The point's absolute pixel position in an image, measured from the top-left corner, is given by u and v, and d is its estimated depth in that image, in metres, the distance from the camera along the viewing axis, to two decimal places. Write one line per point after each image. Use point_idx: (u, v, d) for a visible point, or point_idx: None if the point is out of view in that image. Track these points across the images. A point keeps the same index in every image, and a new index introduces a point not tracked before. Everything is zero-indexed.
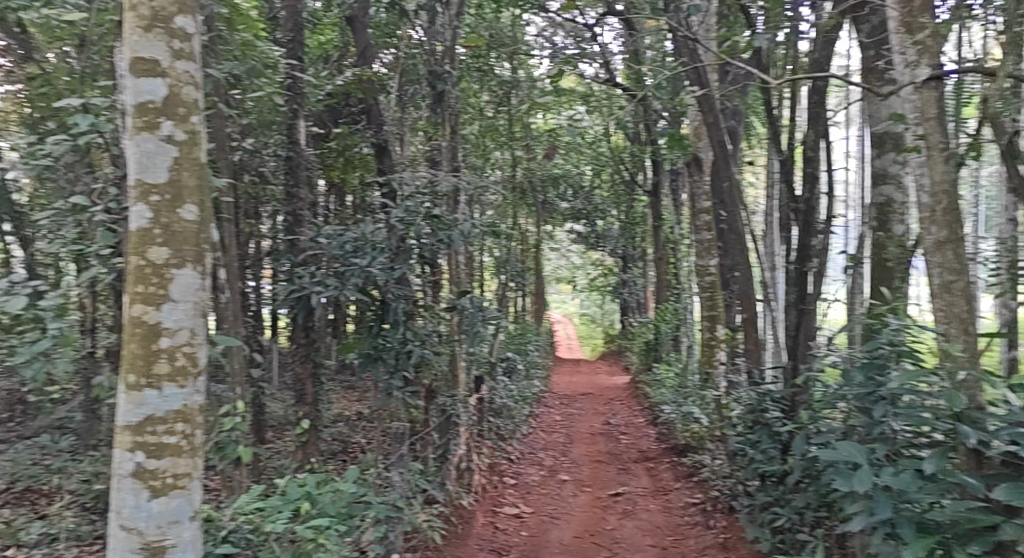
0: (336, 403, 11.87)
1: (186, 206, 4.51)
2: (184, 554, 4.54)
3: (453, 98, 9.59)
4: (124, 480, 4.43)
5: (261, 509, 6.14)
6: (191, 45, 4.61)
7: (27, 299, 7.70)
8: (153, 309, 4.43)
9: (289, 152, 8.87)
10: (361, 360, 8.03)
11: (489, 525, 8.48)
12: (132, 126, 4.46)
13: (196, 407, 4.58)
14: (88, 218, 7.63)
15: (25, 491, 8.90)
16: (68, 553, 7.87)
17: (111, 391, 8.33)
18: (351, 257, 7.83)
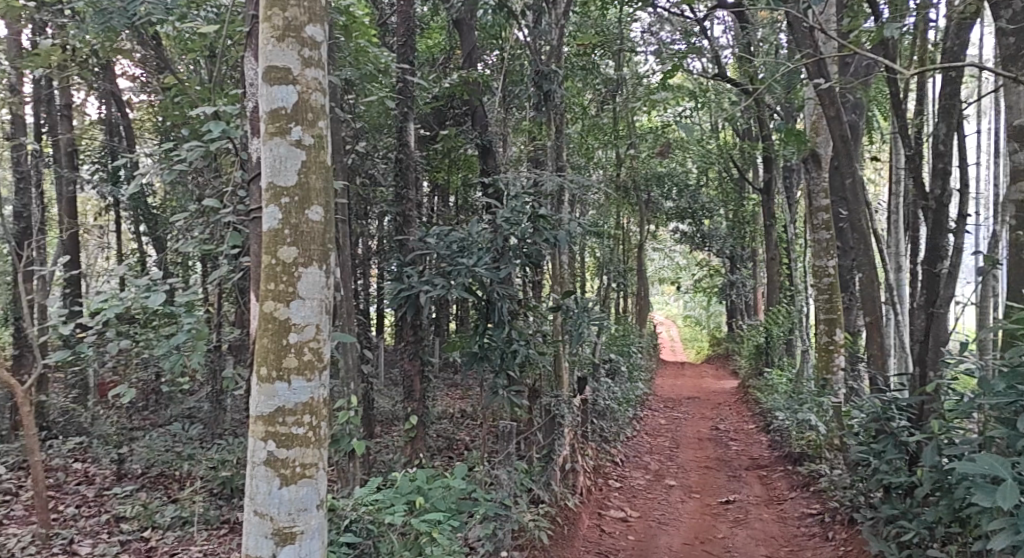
0: (442, 400, 12.07)
1: (313, 208, 4.68)
2: (312, 541, 4.71)
3: (559, 97, 9.43)
4: (257, 468, 4.64)
5: (377, 501, 6.32)
6: (320, 52, 4.78)
7: (163, 295, 8.19)
8: (283, 305, 4.63)
9: (399, 154, 8.88)
10: (467, 358, 8.14)
11: (595, 528, 8.45)
12: (265, 131, 4.68)
13: (322, 401, 4.75)
14: (218, 219, 8.05)
15: (159, 477, 9.58)
16: (199, 535, 8.31)
17: (237, 384, 8.77)
18: (458, 257, 7.92)
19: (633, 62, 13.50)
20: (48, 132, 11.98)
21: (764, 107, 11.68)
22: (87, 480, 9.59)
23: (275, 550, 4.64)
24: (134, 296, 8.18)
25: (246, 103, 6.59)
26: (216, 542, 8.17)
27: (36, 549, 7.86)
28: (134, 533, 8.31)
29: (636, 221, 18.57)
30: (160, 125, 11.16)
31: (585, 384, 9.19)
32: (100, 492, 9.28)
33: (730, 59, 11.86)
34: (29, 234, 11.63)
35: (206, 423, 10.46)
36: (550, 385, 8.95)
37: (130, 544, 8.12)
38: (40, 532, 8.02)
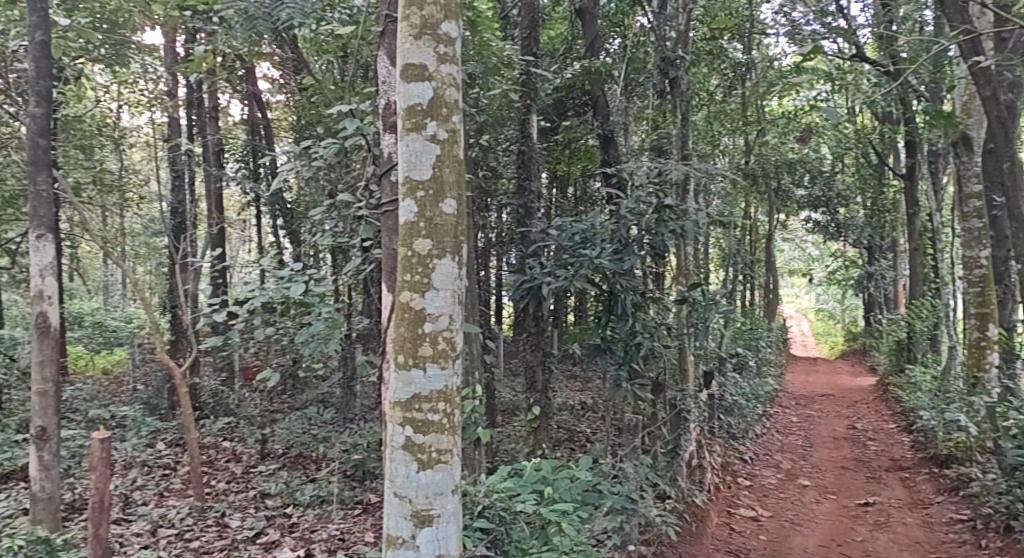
0: (564, 391, 12.10)
1: (446, 201, 4.77)
2: (449, 525, 4.82)
3: (686, 84, 9.21)
4: (396, 452, 4.78)
5: (509, 489, 6.40)
6: (455, 49, 4.86)
7: (303, 285, 8.59)
8: (419, 295, 4.75)
9: (521, 146, 8.95)
10: (591, 350, 8.13)
11: (724, 526, 8.28)
12: (401, 128, 4.80)
13: (456, 389, 4.84)
14: (352, 213, 8.34)
15: (299, 457, 10.04)
16: (336, 513, 8.64)
17: (370, 371, 9.09)
18: (581, 248, 7.91)
19: (762, 45, 13.07)
20: (197, 132, 12.75)
21: (908, 88, 11.05)
22: (235, 458, 10.27)
23: (414, 531, 4.78)
24: (276, 286, 8.66)
25: (379, 102, 6.83)
26: (352, 521, 8.47)
27: (193, 520, 8.46)
28: (278, 509, 8.76)
29: (765, 210, 17.96)
30: (297, 122, 11.66)
31: (712, 379, 8.97)
32: (246, 470, 9.89)
33: (868, 38, 11.25)
34: (183, 228, 12.48)
35: (339, 408, 10.91)
36: (675, 379, 8.81)
37: (274, 519, 8.54)
38: (197, 505, 8.66)
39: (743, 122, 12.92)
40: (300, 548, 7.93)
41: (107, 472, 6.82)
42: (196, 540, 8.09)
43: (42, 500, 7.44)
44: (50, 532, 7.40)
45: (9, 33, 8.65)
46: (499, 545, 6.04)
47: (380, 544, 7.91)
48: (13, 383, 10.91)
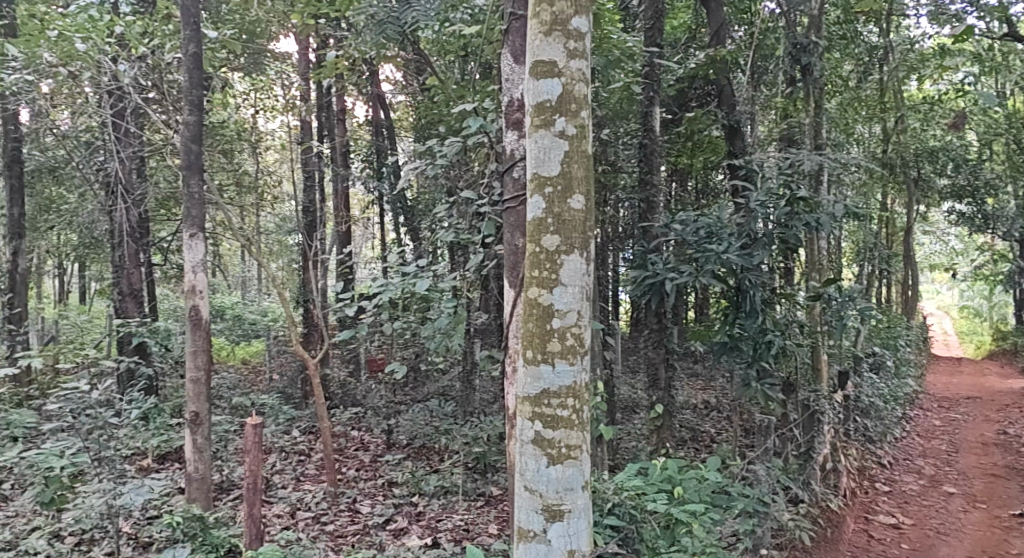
0: (688, 388, 11.89)
1: (575, 197, 4.76)
2: (579, 521, 4.80)
3: (821, 71, 8.79)
4: (525, 446, 4.80)
5: (639, 487, 6.33)
6: (585, 43, 4.83)
7: (429, 281, 8.80)
8: (547, 291, 4.75)
9: (643, 139, 8.85)
10: (718, 348, 7.97)
11: (862, 533, 7.93)
12: (530, 124, 4.81)
13: (585, 384, 4.81)
14: (476, 209, 8.47)
15: (422, 448, 10.28)
16: (460, 504, 8.79)
17: (494, 366, 9.21)
18: (706, 243, 7.76)
19: (901, 27, 12.44)
20: (326, 135, 13.26)
21: None
22: (363, 447, 10.61)
23: (545, 525, 4.78)
24: (403, 281, 8.93)
25: (502, 99, 6.87)
26: (476, 513, 8.59)
27: (327, 504, 8.79)
28: (405, 498, 8.98)
29: (902, 202, 17.08)
30: (420, 122, 11.93)
31: (847, 378, 8.58)
32: (374, 458, 10.21)
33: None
34: (315, 225, 12.99)
35: (460, 402, 11.09)
36: (806, 378, 8.51)
37: (402, 507, 8.76)
38: (330, 490, 9.00)
39: (879, 109, 12.33)
40: (427, 536, 8.10)
41: (258, 456, 7.27)
42: (331, 524, 8.38)
43: (195, 481, 7.91)
44: (204, 509, 7.86)
45: (164, 46, 9.30)
46: (631, 543, 5.94)
47: (504, 536, 8.00)
48: (165, 371, 11.65)
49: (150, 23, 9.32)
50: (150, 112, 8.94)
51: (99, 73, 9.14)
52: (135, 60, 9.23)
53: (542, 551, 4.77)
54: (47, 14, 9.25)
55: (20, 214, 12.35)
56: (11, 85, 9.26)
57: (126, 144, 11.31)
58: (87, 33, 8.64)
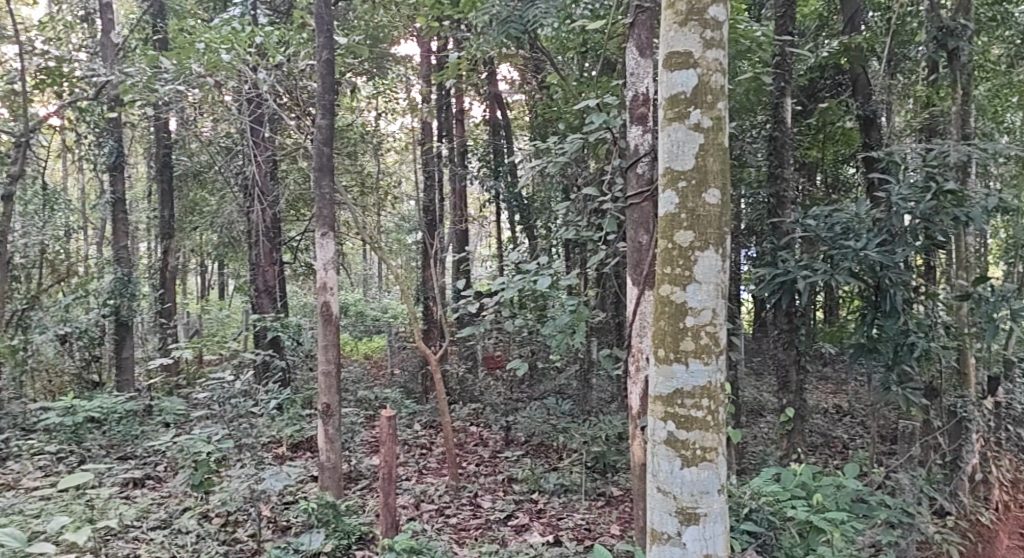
0: (819, 391, 11.46)
1: (710, 191, 4.63)
2: (715, 525, 4.66)
3: (970, 56, 8.22)
4: (658, 447, 4.71)
5: (777, 493, 6.18)
6: (722, 33, 4.69)
7: (551, 279, 8.78)
8: (680, 289, 4.64)
9: (773, 131, 8.56)
10: (855, 350, 7.64)
11: (1018, 550, 7.42)
12: (663, 117, 4.72)
13: (720, 385, 4.67)
14: (599, 206, 8.40)
15: (541, 445, 10.30)
16: (581, 503, 8.74)
17: (618, 365, 9.12)
18: (842, 240, 7.45)
19: None
20: (444, 135, 13.49)
21: None
22: (483, 442, 10.72)
23: (680, 528, 4.67)
24: (525, 279, 8.96)
25: (627, 94, 6.79)
26: (598, 512, 8.52)
27: (449, 497, 8.94)
28: (526, 494, 9.01)
29: None
30: (539, 120, 12.00)
31: (997, 383, 8.05)
32: (493, 454, 10.31)
33: None
34: (435, 224, 13.21)
35: (577, 401, 11.06)
36: (952, 383, 8.03)
37: (523, 504, 8.79)
38: (452, 484, 9.14)
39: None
40: (549, 533, 8.11)
41: (392, 447, 7.44)
42: (454, 517, 8.49)
43: (328, 469, 8.18)
44: (335, 497, 8.12)
45: (299, 54, 9.67)
46: (769, 550, 5.90)
47: (626, 537, 7.91)
48: (297, 363, 12.13)
49: (286, 32, 9.70)
50: (284, 118, 9.37)
51: (240, 81, 9.58)
52: (272, 68, 9.58)
53: (677, 554, 4.66)
54: (196, 29, 9.87)
55: (170, 215, 13.16)
56: (163, 96, 9.84)
57: (262, 148, 11.82)
58: (230, 44, 9.11)
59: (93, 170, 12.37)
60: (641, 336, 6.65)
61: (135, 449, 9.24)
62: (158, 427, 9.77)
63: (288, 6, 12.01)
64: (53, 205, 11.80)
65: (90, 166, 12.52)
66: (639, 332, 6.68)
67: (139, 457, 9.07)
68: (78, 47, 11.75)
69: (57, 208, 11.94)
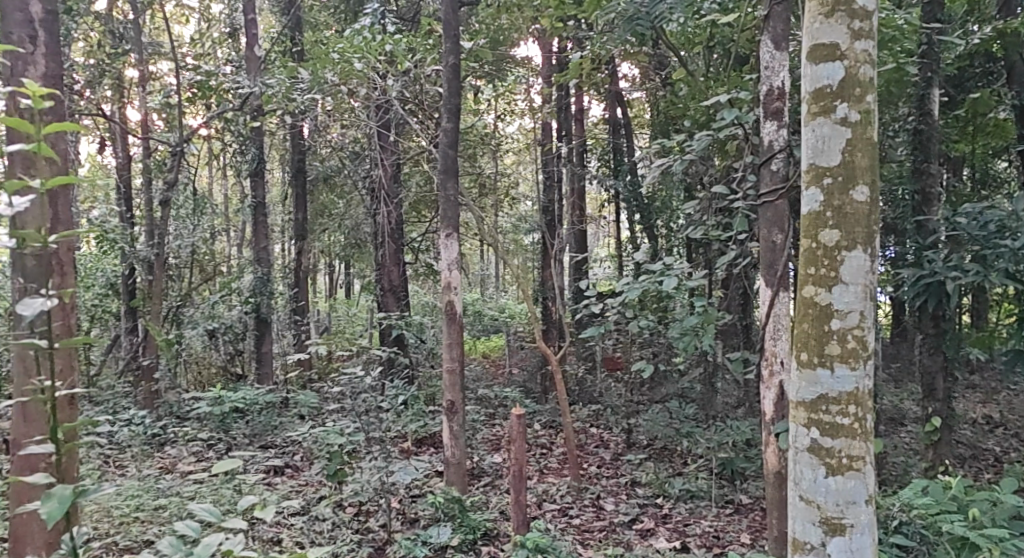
0: (963, 399, 10.86)
1: (858, 188, 4.42)
2: (863, 537, 4.45)
3: None
4: (801, 454, 4.54)
5: (928, 506, 5.93)
6: (872, 23, 4.48)
7: (679, 279, 8.62)
8: (825, 290, 4.47)
9: (918, 124, 8.21)
10: (1011, 357, 7.19)
11: None
12: (807, 112, 4.55)
13: (869, 392, 4.46)
14: (729, 205, 8.18)
15: (664, 450, 10.15)
16: (709, 510, 8.54)
17: (749, 369, 8.88)
18: (996, 240, 6.99)
19: None
20: (564, 135, 13.48)
21: None
22: (604, 444, 10.82)
23: (825, 539, 4.48)
24: (651, 279, 8.84)
25: (761, 89, 6.57)
26: (726, 520, 8.31)
27: (572, 498, 8.93)
28: (650, 499, 8.88)
29: None
30: (662, 117, 11.84)
31: None
32: (616, 457, 10.26)
33: None
34: (557, 224, 13.24)
35: (702, 404, 10.83)
36: None
37: (647, 508, 8.67)
38: (574, 484, 9.14)
39: None
40: (675, 539, 7.96)
41: (523, 445, 7.49)
42: (577, 517, 8.47)
43: (453, 465, 8.31)
44: (460, 492, 8.25)
45: (426, 59, 9.81)
46: None
47: (757, 546, 7.69)
48: (420, 361, 12.39)
49: (414, 39, 9.83)
50: (411, 122, 9.60)
51: (371, 88, 9.81)
52: (402, 75, 9.78)
53: None
54: (331, 40, 10.23)
55: (303, 217, 13.71)
56: (301, 105, 10.24)
57: (389, 153, 12.15)
58: (363, 52, 9.29)
59: (236, 176, 13.05)
60: (775, 340, 6.44)
61: (275, 438, 9.66)
62: (294, 418, 10.20)
63: (414, 13, 12.30)
64: (201, 209, 12.51)
65: (233, 172, 13.21)
66: (773, 335, 6.47)
67: (279, 446, 9.47)
68: (223, 60, 12.43)
69: (204, 211, 12.64)
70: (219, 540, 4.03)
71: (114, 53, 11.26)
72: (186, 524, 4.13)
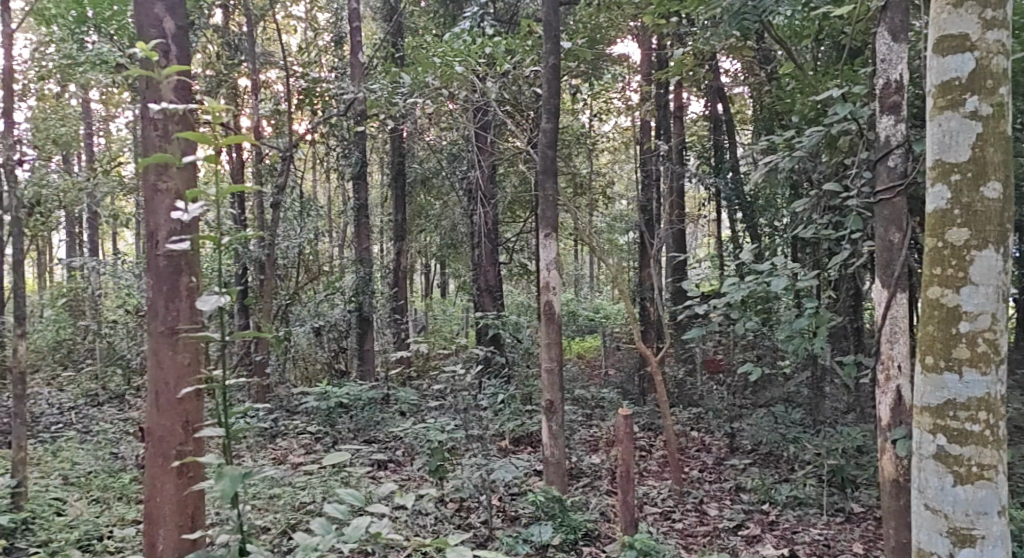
0: None
1: (989, 185, 4.23)
2: (995, 549, 4.25)
3: None
4: (926, 461, 4.37)
5: None
6: (1005, 12, 4.27)
7: (787, 280, 8.41)
8: (952, 291, 4.29)
9: None
10: None
11: None
12: (933, 107, 4.38)
13: (1000, 398, 4.26)
14: (840, 204, 7.93)
15: (769, 455, 9.92)
16: (817, 518, 8.29)
17: (860, 373, 8.58)
18: None
19: None
20: (663, 133, 13.33)
21: None
22: (706, 448, 10.63)
23: (952, 551, 4.29)
24: (757, 280, 8.65)
25: (877, 82, 6.34)
26: (837, 529, 8.06)
27: (674, 502, 8.83)
28: (755, 505, 8.69)
29: None
30: (766, 113, 11.56)
31: None
32: (718, 461, 10.09)
33: None
34: (655, 224, 13.10)
35: (808, 409, 10.51)
36: None
37: (753, 514, 8.49)
38: (676, 488, 9.04)
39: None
40: (783, 546, 7.78)
41: (628, 445, 7.45)
42: (680, 522, 8.36)
43: (552, 465, 8.33)
44: (560, 492, 8.27)
45: (525, 61, 9.86)
46: None
47: None
48: (517, 360, 12.48)
49: (514, 41, 9.90)
50: (509, 124, 9.68)
51: (472, 91, 9.93)
52: (500, 76, 9.85)
53: None
54: (432, 45, 10.42)
55: (402, 218, 13.98)
56: (403, 109, 10.47)
57: (487, 154, 12.28)
58: (463, 56, 9.48)
59: (340, 179, 13.43)
60: (892, 342, 6.20)
61: (377, 433, 9.90)
62: (395, 414, 10.44)
63: (513, 16, 12.38)
64: (307, 210, 12.92)
65: (337, 175, 13.60)
66: (890, 337, 6.22)
67: (382, 441, 9.70)
68: (329, 67, 12.82)
69: (310, 213, 13.06)
70: (367, 523, 4.22)
71: (229, 63, 11.78)
72: (333, 507, 4.32)
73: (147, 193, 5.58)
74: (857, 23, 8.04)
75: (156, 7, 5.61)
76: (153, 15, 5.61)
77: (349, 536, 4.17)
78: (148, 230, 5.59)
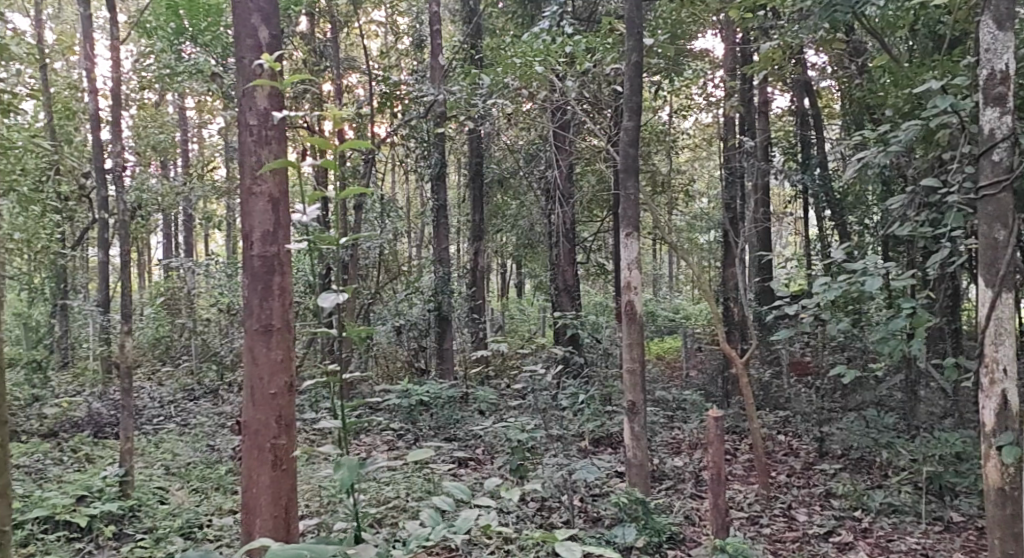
0: None
1: None
2: None
3: None
4: None
5: None
6: None
7: (882, 280, 8.13)
8: None
9: None
10: None
11: None
12: None
13: None
14: (939, 200, 7.62)
15: (860, 461, 9.62)
16: (914, 527, 8.00)
17: (959, 378, 8.24)
18: None
19: None
20: (748, 130, 13.07)
21: None
22: (793, 452, 10.37)
23: None
24: (849, 280, 8.39)
25: (981, 73, 6.07)
26: (935, 538, 7.78)
27: (760, 506, 8.64)
28: (846, 511, 8.44)
29: None
30: (856, 107, 11.22)
31: None
32: (806, 466, 9.83)
33: None
34: (738, 223, 12.85)
35: (902, 413, 10.14)
36: None
37: (845, 521, 8.24)
38: (763, 493, 8.85)
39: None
40: (877, 555, 7.56)
41: (718, 447, 7.33)
42: (767, 527, 8.18)
43: (635, 466, 8.25)
44: (644, 494, 8.19)
45: (606, 59, 9.80)
46: None
47: None
48: (597, 361, 12.42)
49: (594, 39, 9.83)
50: (590, 124, 9.63)
51: (552, 91, 9.91)
52: (580, 76, 9.80)
53: None
54: (511, 45, 10.46)
55: (481, 219, 14.07)
56: (482, 110, 10.53)
57: (567, 154, 12.25)
58: (542, 56, 9.48)
59: (420, 180, 13.59)
60: (998, 345, 5.93)
61: (458, 432, 9.98)
62: (475, 413, 10.50)
63: (592, 14, 12.31)
64: (388, 211, 13.12)
65: (416, 176, 13.78)
66: (995, 339, 5.95)
67: (463, 440, 9.76)
68: (409, 70, 13.01)
69: (391, 214, 13.26)
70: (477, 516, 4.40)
71: (314, 68, 12.09)
72: (441, 499, 4.48)
73: (243, 195, 5.75)
74: (957, 12, 7.70)
75: (253, 18, 5.77)
76: (250, 26, 5.77)
77: (461, 528, 4.35)
78: (242, 231, 5.74)
